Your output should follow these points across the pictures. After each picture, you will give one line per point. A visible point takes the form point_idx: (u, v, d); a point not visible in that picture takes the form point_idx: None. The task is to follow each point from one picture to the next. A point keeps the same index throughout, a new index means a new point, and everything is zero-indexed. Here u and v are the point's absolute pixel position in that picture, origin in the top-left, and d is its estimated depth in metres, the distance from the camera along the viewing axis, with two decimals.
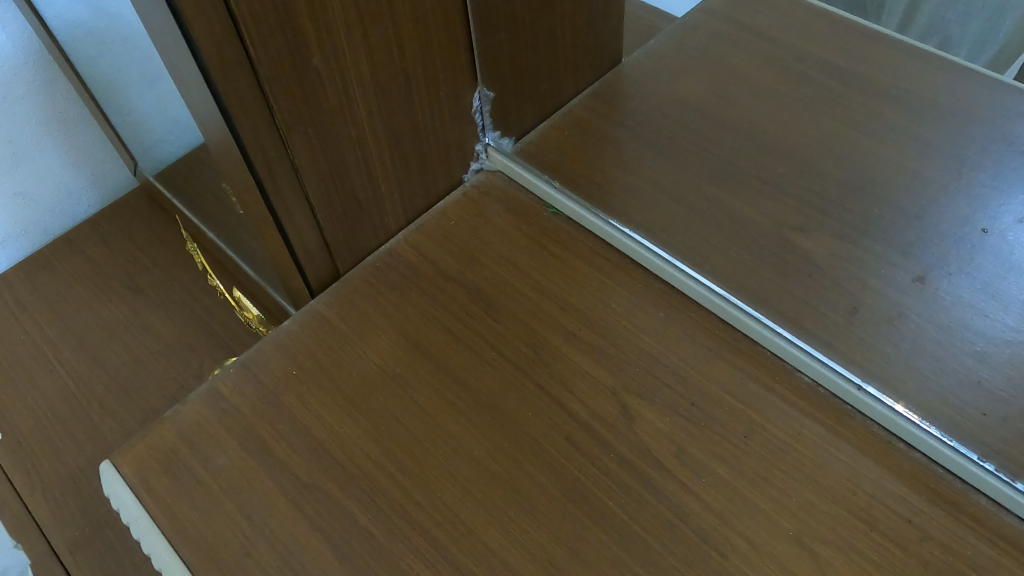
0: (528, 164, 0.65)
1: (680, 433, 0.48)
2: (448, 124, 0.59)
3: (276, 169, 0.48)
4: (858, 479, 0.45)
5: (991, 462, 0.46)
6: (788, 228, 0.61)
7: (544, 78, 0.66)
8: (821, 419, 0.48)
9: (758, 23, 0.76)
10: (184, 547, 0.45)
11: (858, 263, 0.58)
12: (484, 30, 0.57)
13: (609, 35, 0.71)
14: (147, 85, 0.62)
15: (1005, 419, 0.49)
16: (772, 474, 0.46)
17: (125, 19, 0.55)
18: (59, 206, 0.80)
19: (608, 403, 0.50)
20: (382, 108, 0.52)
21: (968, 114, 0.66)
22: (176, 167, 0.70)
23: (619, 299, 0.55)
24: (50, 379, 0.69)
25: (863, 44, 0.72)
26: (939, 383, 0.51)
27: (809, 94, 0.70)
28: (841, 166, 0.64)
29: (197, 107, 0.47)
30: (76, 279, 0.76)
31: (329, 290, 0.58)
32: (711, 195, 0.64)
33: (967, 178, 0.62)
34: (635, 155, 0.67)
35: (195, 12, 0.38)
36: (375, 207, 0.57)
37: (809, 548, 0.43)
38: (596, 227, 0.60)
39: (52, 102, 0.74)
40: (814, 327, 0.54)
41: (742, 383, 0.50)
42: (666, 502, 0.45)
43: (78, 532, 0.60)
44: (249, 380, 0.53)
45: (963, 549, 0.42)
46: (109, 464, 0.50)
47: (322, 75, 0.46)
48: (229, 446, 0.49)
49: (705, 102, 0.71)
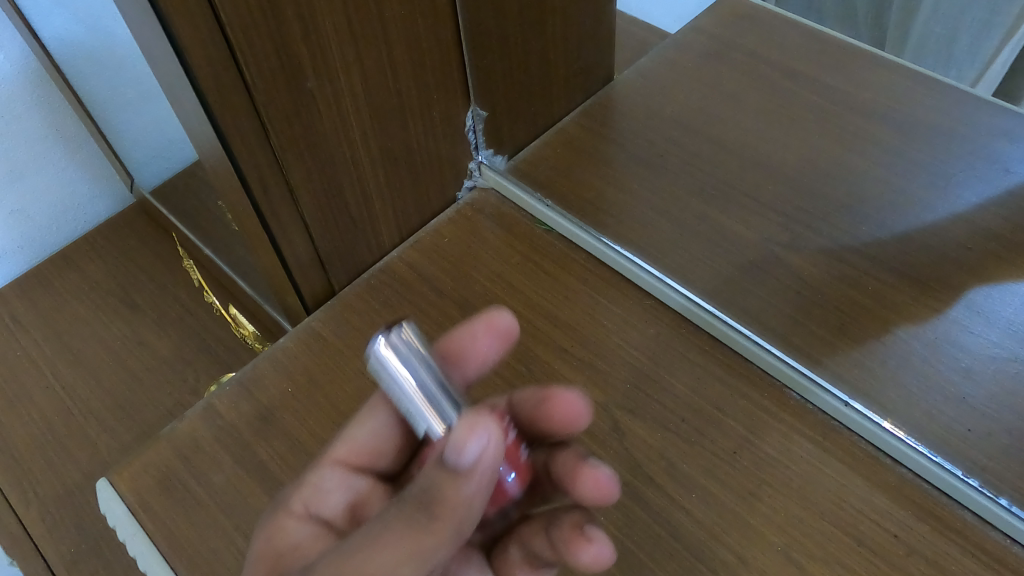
0: (521, 182, 0.66)
1: (669, 448, 0.49)
2: (442, 143, 0.60)
3: (272, 190, 0.49)
4: (845, 493, 0.46)
5: (976, 478, 0.47)
6: (776, 245, 0.62)
7: (537, 97, 0.67)
8: (809, 434, 0.49)
9: (746, 42, 0.77)
10: (179, 563, 0.46)
11: (846, 278, 0.59)
12: (477, 52, 0.58)
13: (602, 54, 0.72)
14: (144, 105, 0.63)
15: (989, 434, 0.50)
16: (761, 490, 0.46)
17: (122, 40, 0.56)
18: (56, 223, 0.80)
19: (599, 419, 0.50)
20: (376, 130, 0.53)
21: (952, 131, 0.68)
22: (173, 184, 0.71)
23: (611, 316, 0.56)
24: (46, 394, 0.70)
25: (850, 62, 0.74)
26: (926, 400, 0.52)
27: (797, 113, 0.71)
28: (828, 184, 0.65)
29: (194, 129, 0.47)
30: (73, 295, 0.77)
31: (324, 307, 0.58)
32: (701, 212, 0.65)
33: (952, 195, 0.64)
34: (626, 172, 0.68)
35: (191, 40, 0.39)
36: (370, 225, 0.58)
37: (796, 562, 0.44)
38: (587, 244, 0.60)
39: (50, 120, 0.74)
40: (802, 344, 0.55)
41: (731, 399, 0.51)
42: (656, 517, 0.46)
43: (73, 548, 0.60)
44: (244, 397, 0.53)
45: (947, 563, 0.43)
46: (105, 480, 0.50)
47: (317, 99, 0.47)
48: (225, 462, 0.50)
49: (694, 119, 0.72)
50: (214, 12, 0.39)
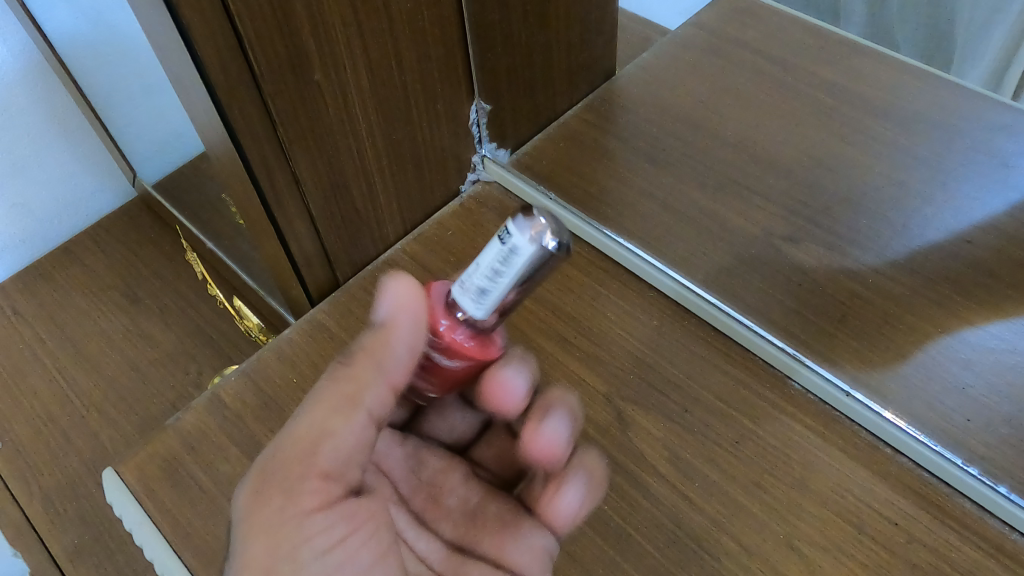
0: (524, 176, 0.67)
1: (672, 438, 0.49)
2: (447, 137, 0.60)
3: (279, 182, 0.49)
4: (846, 482, 0.47)
5: (975, 466, 0.47)
6: (777, 238, 0.62)
7: (540, 92, 0.68)
8: (812, 425, 0.49)
9: (747, 37, 0.78)
10: (186, 552, 0.46)
11: (846, 272, 0.59)
12: (482, 45, 0.58)
13: (604, 48, 0.72)
14: (149, 97, 0.63)
15: (989, 424, 0.50)
16: (762, 479, 0.47)
17: (127, 31, 0.56)
18: (56, 217, 0.80)
19: (602, 410, 0.51)
20: (382, 123, 0.53)
21: (951, 125, 0.68)
22: (178, 178, 0.71)
23: (613, 307, 0.56)
24: (50, 388, 0.70)
25: (849, 58, 0.74)
26: (925, 390, 0.52)
27: (798, 107, 0.71)
28: (829, 178, 0.66)
29: (201, 123, 0.48)
30: (75, 289, 0.77)
31: (328, 298, 0.59)
32: (703, 205, 0.65)
33: (950, 189, 0.64)
34: (628, 166, 0.68)
35: (200, 29, 0.39)
36: (375, 218, 0.58)
37: (799, 550, 0.44)
38: (590, 237, 0.61)
39: (52, 113, 0.74)
40: (803, 336, 0.55)
41: (733, 389, 0.51)
42: (658, 506, 0.46)
43: (76, 539, 0.60)
44: (249, 388, 0.53)
45: (947, 550, 0.44)
46: (110, 469, 0.50)
47: (324, 90, 0.47)
48: (230, 452, 0.50)
49: (696, 113, 0.72)
50: (223, 3, 0.39)
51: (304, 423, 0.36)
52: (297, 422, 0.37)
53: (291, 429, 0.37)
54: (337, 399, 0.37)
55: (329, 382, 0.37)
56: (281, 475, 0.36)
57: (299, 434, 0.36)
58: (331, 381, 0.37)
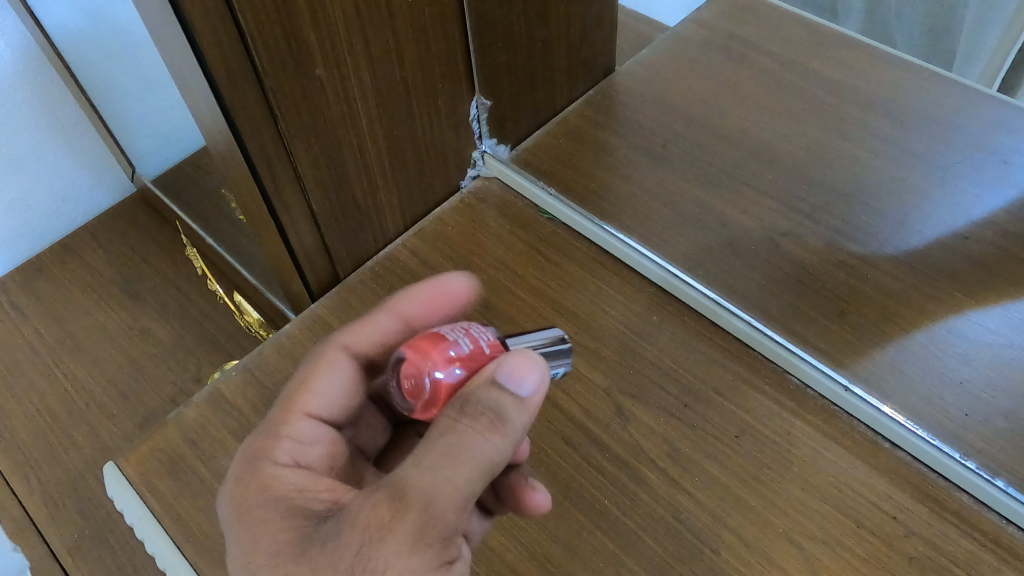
0: (525, 171, 0.66)
1: (671, 432, 0.49)
2: (447, 132, 0.60)
3: (281, 177, 0.49)
4: (845, 477, 0.47)
5: (973, 460, 0.48)
6: (777, 234, 0.62)
7: (540, 87, 0.68)
8: (811, 420, 0.50)
9: (747, 33, 0.78)
10: (187, 546, 0.47)
11: (845, 267, 0.59)
12: (483, 40, 0.58)
13: (604, 44, 0.72)
14: (150, 91, 0.63)
15: (986, 418, 0.50)
16: (761, 473, 0.47)
17: (127, 26, 0.56)
18: (55, 213, 0.80)
19: (602, 404, 0.51)
20: (383, 117, 0.53)
21: (949, 121, 0.69)
22: (178, 173, 0.71)
23: (613, 302, 0.57)
24: (50, 383, 0.70)
25: (848, 54, 0.74)
26: (924, 384, 0.53)
27: (797, 104, 0.72)
28: (828, 173, 0.66)
29: (202, 118, 0.48)
30: (75, 284, 0.77)
31: (329, 293, 0.59)
32: (702, 201, 0.65)
33: (948, 185, 0.65)
34: (627, 161, 0.68)
35: (202, 25, 0.39)
36: (375, 213, 0.58)
37: (798, 544, 0.44)
38: (591, 233, 0.61)
39: (51, 108, 0.74)
40: (802, 331, 0.55)
41: (732, 384, 0.51)
42: (658, 499, 0.47)
43: (76, 534, 0.61)
44: (250, 383, 0.54)
45: (946, 543, 0.44)
46: (111, 464, 0.50)
47: (325, 85, 0.48)
48: (231, 447, 0.50)
49: (695, 109, 0.72)
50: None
51: (434, 473, 0.31)
52: (421, 468, 0.31)
53: (416, 474, 0.31)
54: (461, 458, 0.31)
55: (454, 431, 0.31)
56: (402, 522, 0.30)
57: (419, 483, 0.31)
58: (453, 434, 0.31)
